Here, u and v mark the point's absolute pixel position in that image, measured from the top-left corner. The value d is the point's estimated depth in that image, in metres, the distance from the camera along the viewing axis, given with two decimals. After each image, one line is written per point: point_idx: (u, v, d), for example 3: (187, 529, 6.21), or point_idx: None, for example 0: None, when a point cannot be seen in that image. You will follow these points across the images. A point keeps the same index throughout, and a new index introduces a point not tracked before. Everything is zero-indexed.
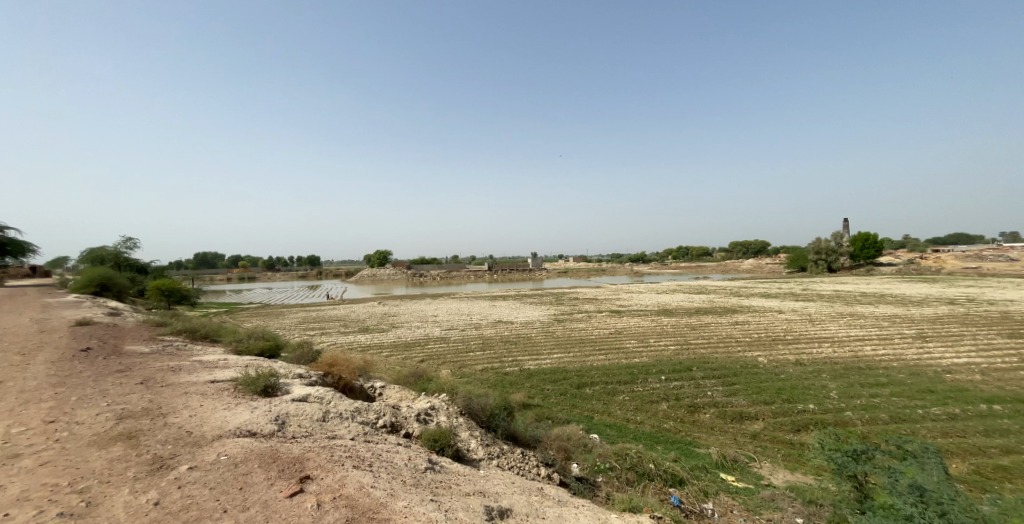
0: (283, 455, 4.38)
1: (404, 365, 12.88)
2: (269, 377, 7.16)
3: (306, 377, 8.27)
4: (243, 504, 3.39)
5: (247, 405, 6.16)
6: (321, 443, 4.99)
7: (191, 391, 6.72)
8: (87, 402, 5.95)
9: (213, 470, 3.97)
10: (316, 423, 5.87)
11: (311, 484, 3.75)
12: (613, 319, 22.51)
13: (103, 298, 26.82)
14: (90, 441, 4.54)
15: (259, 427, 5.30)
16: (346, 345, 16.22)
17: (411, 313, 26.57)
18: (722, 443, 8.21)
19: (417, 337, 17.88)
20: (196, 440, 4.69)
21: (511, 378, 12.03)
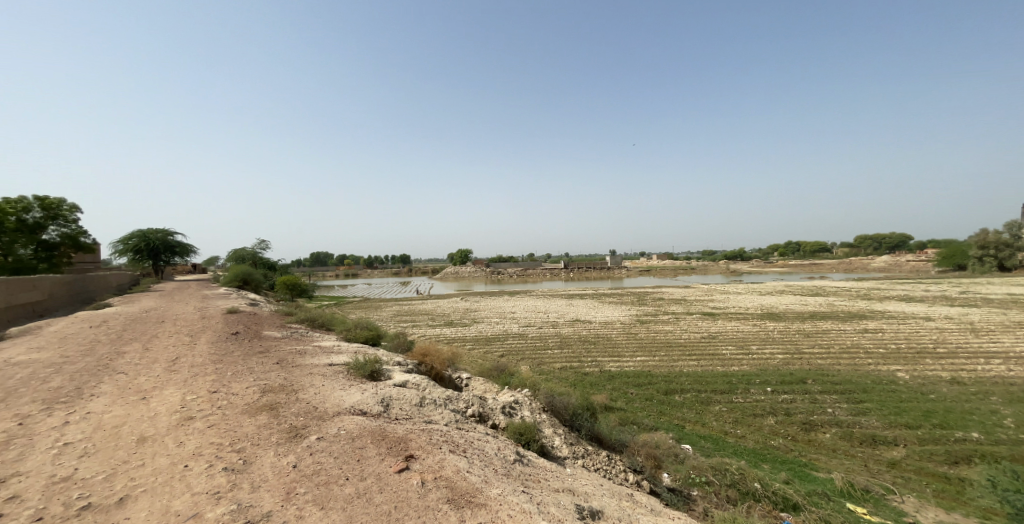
0: (389, 435, 4.90)
1: (487, 359, 13.40)
2: (374, 363, 8.03)
3: (403, 365, 9.10)
4: (360, 475, 3.87)
5: (358, 387, 7.00)
6: (420, 426, 5.47)
7: (313, 372, 7.83)
8: (240, 377, 7.29)
9: (336, 442, 4.60)
10: (414, 408, 6.44)
11: (415, 463, 4.13)
12: (704, 322, 20.77)
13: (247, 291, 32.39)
14: (245, 410, 5.57)
15: (368, 407, 5.98)
16: (435, 337, 17.40)
17: (492, 309, 27.48)
18: (848, 469, 7.11)
19: (499, 332, 18.46)
20: (321, 414, 5.47)
21: (594, 378, 11.80)
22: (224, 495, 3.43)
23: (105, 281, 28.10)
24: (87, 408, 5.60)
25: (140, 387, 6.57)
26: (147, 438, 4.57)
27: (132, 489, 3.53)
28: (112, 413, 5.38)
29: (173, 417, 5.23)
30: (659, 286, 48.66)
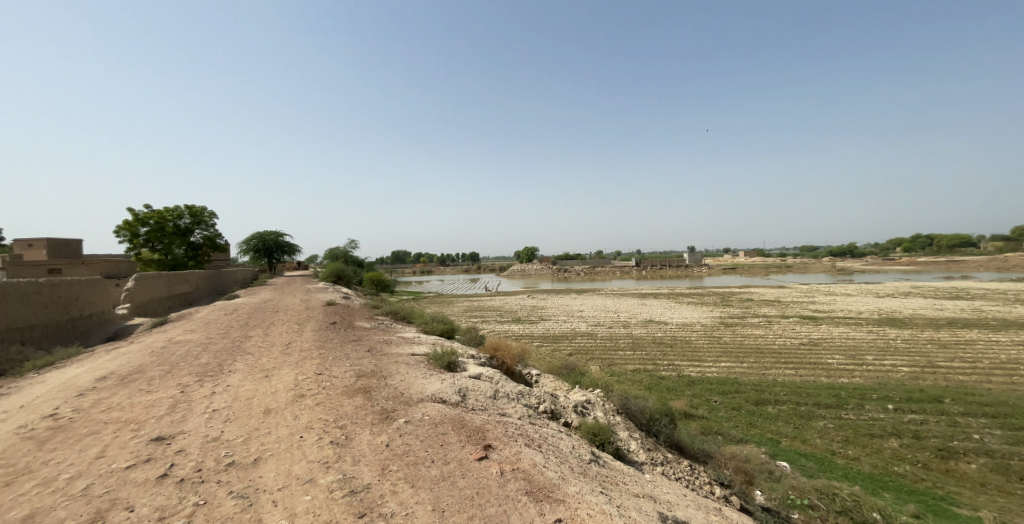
0: (468, 424, 5.16)
1: (557, 357, 13.36)
2: (450, 355, 8.47)
3: (477, 358, 9.47)
4: (444, 459, 4.14)
5: (437, 376, 7.45)
6: (495, 418, 5.67)
7: (398, 361, 8.51)
8: (338, 362, 8.18)
9: (420, 427, 4.97)
10: (489, 400, 6.69)
11: (493, 453, 4.30)
12: (802, 327, 18.50)
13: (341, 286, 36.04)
14: (344, 391, 6.25)
15: (447, 396, 6.35)
16: (505, 333, 17.80)
17: (561, 307, 27.31)
18: (1004, 510, 5.86)
19: (568, 331, 18.30)
20: (407, 400, 5.94)
21: (671, 383, 11.16)
22: (331, 465, 3.90)
23: (233, 276, 33.27)
24: (225, 381, 6.71)
25: (262, 367, 7.70)
26: (270, 411, 5.36)
27: (261, 452, 4.17)
28: (243, 387, 6.39)
29: (288, 394, 6.05)
30: (744, 286, 44.26)
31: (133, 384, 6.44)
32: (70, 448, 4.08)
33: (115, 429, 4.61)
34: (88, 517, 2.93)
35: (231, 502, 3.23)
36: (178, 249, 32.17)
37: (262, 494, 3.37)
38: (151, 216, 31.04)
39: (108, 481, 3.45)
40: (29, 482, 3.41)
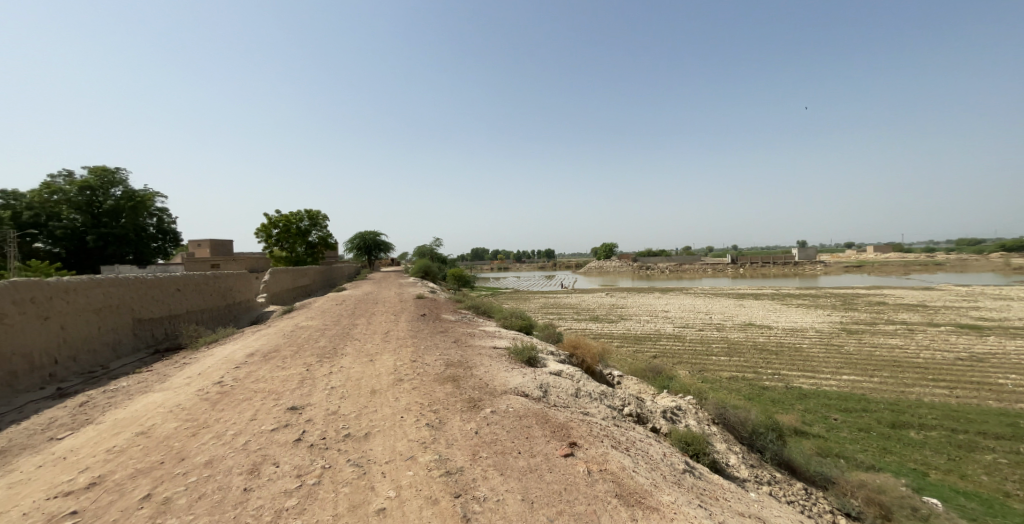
0: (551, 419, 5.20)
1: (641, 358, 12.77)
2: (532, 350, 8.60)
3: (558, 354, 9.48)
4: (530, 451, 4.23)
5: (519, 370, 7.62)
6: (579, 416, 5.64)
7: (482, 353, 8.89)
8: (429, 351, 8.82)
9: (506, 418, 5.14)
10: (572, 397, 6.66)
11: (579, 450, 4.28)
12: (955, 338, 15.19)
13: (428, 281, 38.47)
14: (435, 379, 6.72)
15: (530, 390, 6.47)
16: (585, 331, 17.52)
17: (645, 306, 25.99)
18: None
19: (652, 331, 17.37)
20: (492, 391, 6.18)
21: (777, 394, 9.96)
22: (428, 446, 4.24)
23: (340, 271, 37.74)
24: (338, 363, 7.67)
25: (366, 352, 8.63)
26: (374, 391, 5.99)
27: (370, 428, 4.69)
28: (352, 369, 7.24)
29: (389, 378, 6.70)
30: (871, 287, 37.64)
31: (270, 361, 7.68)
32: (231, 410, 5.03)
33: (260, 397, 5.56)
34: (247, 467, 3.59)
35: (349, 469, 3.69)
36: (300, 247, 38.06)
37: (372, 465, 3.80)
38: (281, 219, 37.24)
39: (258, 440, 4.18)
40: (206, 434, 4.28)
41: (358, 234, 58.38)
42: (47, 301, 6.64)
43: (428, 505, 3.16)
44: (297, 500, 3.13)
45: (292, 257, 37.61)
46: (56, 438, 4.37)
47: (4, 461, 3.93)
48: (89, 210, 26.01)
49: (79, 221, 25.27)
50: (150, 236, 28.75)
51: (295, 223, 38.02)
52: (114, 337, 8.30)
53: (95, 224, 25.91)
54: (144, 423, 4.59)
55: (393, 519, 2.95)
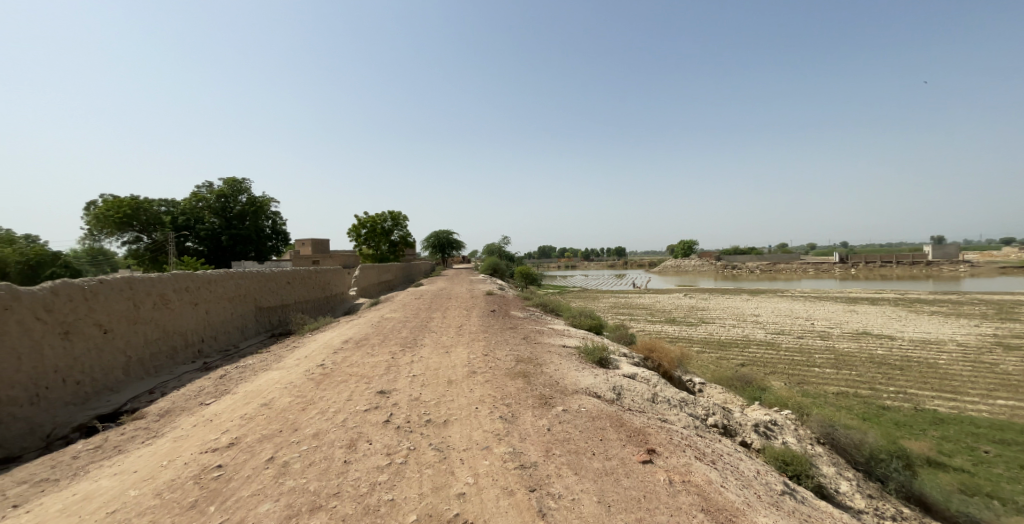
0: (627, 423, 5.02)
1: (725, 366, 11.77)
2: (603, 351, 8.37)
3: (631, 357, 9.11)
4: (605, 453, 4.13)
5: (591, 371, 7.46)
6: (656, 422, 5.37)
7: (552, 351, 8.86)
8: (500, 346, 9.03)
9: (579, 417, 5.07)
10: (647, 402, 6.36)
11: (659, 458, 4.08)
12: None
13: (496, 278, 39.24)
14: (507, 374, 6.86)
15: (602, 391, 6.30)
16: (661, 334, 16.61)
17: (730, 309, 23.86)
18: None
19: (738, 337, 15.90)
20: (563, 390, 6.14)
21: (900, 417, 8.53)
22: (502, 438, 4.35)
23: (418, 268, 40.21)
24: (418, 353, 8.20)
25: (443, 344, 9.11)
26: (451, 382, 6.30)
27: (448, 416, 4.94)
28: (430, 360, 7.70)
29: (464, 369, 7.01)
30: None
31: (360, 348, 8.48)
32: (331, 390, 5.65)
33: (354, 380, 6.17)
34: (345, 442, 4.00)
35: (431, 452, 3.93)
36: (384, 246, 41.33)
37: (452, 451, 4.01)
38: (368, 220, 40.84)
39: (354, 418, 4.64)
40: (313, 409, 4.87)
41: (433, 233, 61.78)
42: (197, 290, 8.04)
43: (505, 496, 3.24)
44: (387, 476, 3.41)
45: (378, 254, 41.05)
46: (203, 403, 5.29)
47: (170, 418, 4.86)
48: (224, 214, 31.05)
49: (217, 224, 30.34)
50: (269, 236, 33.24)
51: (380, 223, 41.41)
52: (243, 322, 9.80)
53: (228, 226, 30.87)
54: (266, 396, 5.35)
55: (473, 505, 3.08)
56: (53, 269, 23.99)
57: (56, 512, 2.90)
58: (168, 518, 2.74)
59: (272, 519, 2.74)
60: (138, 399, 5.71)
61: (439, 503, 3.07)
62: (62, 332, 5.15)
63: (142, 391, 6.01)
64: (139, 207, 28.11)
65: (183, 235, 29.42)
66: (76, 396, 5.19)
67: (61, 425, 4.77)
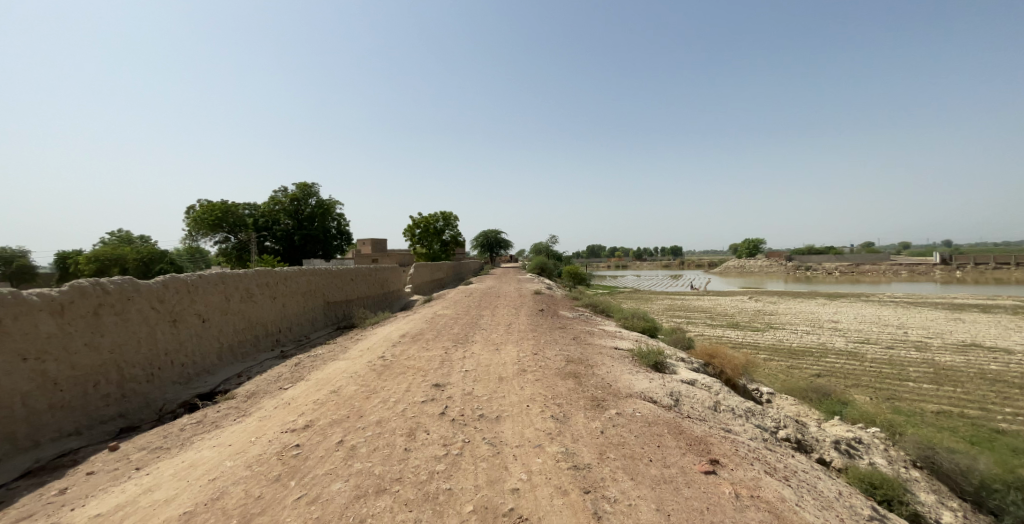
0: (686, 431, 4.78)
1: (795, 376, 10.82)
2: (658, 355, 8.03)
3: (689, 362, 8.65)
4: (663, 460, 3.95)
5: (645, 375, 7.20)
6: (718, 432, 5.06)
7: (604, 352, 8.66)
8: (550, 346, 8.98)
9: (634, 422, 4.91)
10: (708, 411, 6.02)
11: (723, 469, 3.83)
12: None
13: (545, 278, 39.12)
14: (557, 374, 6.80)
15: (658, 396, 6.05)
16: (721, 339, 15.62)
17: (801, 314, 21.88)
18: None
19: (811, 346, 14.53)
20: (617, 393, 5.97)
21: (1020, 443, 7.33)
22: (554, 437, 4.32)
23: (468, 266, 41.11)
24: (470, 349, 8.39)
25: (493, 341, 9.24)
26: (503, 379, 6.37)
27: (500, 412, 5.00)
28: (482, 356, 7.84)
29: (515, 367, 7.05)
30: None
31: (416, 342, 8.84)
32: (390, 381, 5.95)
33: (411, 372, 6.45)
34: (405, 430, 4.19)
35: (485, 446, 4.01)
36: (436, 245, 42.73)
37: (505, 446, 4.05)
38: (421, 221, 42.47)
39: (413, 409, 4.86)
40: (375, 398, 5.15)
41: (482, 233, 62.88)
42: (276, 285, 8.82)
43: (559, 495, 3.22)
44: (444, 466, 3.52)
45: (430, 254, 42.60)
46: (281, 388, 5.80)
47: (254, 400, 5.39)
48: (297, 216, 33.64)
49: (290, 225, 33.09)
50: (335, 236, 35.62)
51: (433, 223, 42.85)
52: (313, 315, 10.61)
53: (300, 227, 33.55)
54: (334, 384, 5.76)
55: (527, 501, 3.09)
56: (161, 265, 27.57)
57: (168, 476, 3.32)
58: (256, 488, 3.04)
59: (342, 498, 2.94)
60: (228, 382, 6.39)
61: (494, 496, 3.12)
62: (171, 320, 5.88)
63: (232, 374, 6.73)
64: (227, 211, 31.42)
65: (263, 236, 32.47)
66: (181, 377, 5.92)
67: (170, 401, 5.47)
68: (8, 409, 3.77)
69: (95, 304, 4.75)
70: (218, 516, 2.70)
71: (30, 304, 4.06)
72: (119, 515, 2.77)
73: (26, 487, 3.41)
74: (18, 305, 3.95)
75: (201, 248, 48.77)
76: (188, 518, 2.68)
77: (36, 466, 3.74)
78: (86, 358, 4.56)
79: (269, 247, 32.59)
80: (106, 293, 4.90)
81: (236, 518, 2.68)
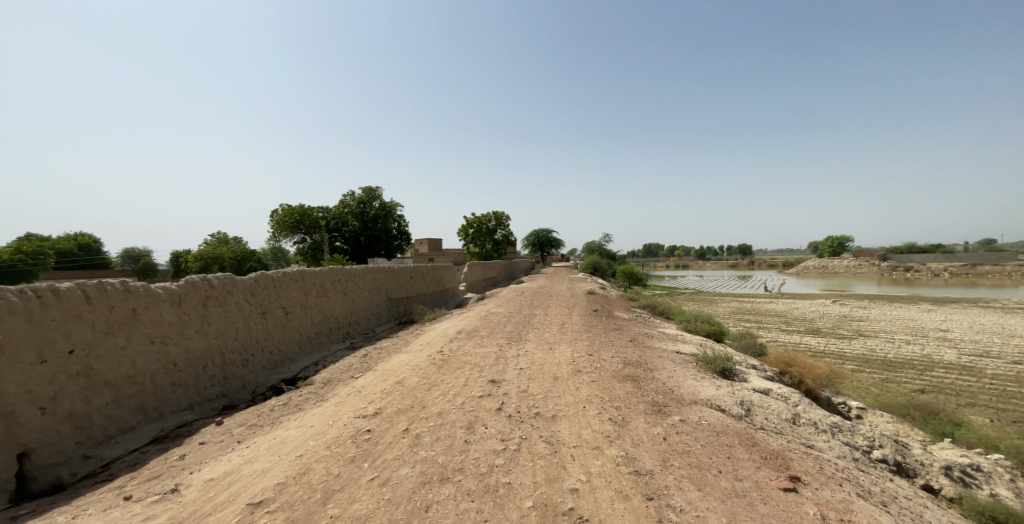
0: (760, 444, 4.42)
1: (891, 391, 9.56)
2: (726, 361, 7.51)
3: (762, 370, 7.98)
4: (734, 472, 3.68)
5: (711, 381, 6.77)
6: (798, 447, 4.61)
7: (664, 356, 8.28)
8: (605, 347, 8.75)
9: (700, 430, 4.63)
10: (785, 424, 5.51)
11: (805, 488, 3.49)
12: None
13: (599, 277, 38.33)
14: (615, 376, 6.61)
15: (727, 405, 5.66)
16: (797, 346, 14.25)
17: (897, 321, 19.28)
18: None
19: (911, 358, 12.77)
20: (680, 399, 5.67)
21: None
22: (613, 441, 4.20)
23: (520, 266, 41.30)
24: (524, 348, 8.43)
25: (547, 340, 9.20)
26: (558, 378, 6.32)
27: (556, 411, 4.96)
28: (536, 355, 7.85)
29: (570, 367, 6.97)
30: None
31: (471, 339, 9.05)
32: (449, 374, 6.16)
33: (468, 367, 6.62)
34: (464, 423, 4.31)
35: (542, 444, 4.00)
36: (488, 245, 43.48)
37: (563, 446, 4.01)
38: (475, 221, 43.53)
39: (471, 403, 4.98)
40: (436, 391, 5.35)
41: (534, 232, 62.94)
42: (347, 281, 9.49)
43: (620, 500, 3.12)
44: (503, 461, 3.56)
45: (483, 253, 43.55)
46: (352, 377, 6.23)
47: (329, 386, 5.83)
48: (363, 217, 35.97)
49: (357, 226, 35.47)
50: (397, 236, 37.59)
51: (485, 223, 43.66)
52: (378, 310, 11.28)
53: (366, 228, 35.86)
54: (398, 375, 6.07)
55: (587, 502, 3.03)
56: (250, 263, 30.88)
57: (262, 450, 3.70)
58: (335, 467, 3.29)
59: (409, 483, 3.08)
60: (307, 369, 7.00)
61: (554, 495, 3.09)
62: (261, 312, 6.54)
63: (310, 363, 7.35)
64: (304, 214, 34.36)
65: (334, 236, 35.14)
66: (268, 363, 6.58)
67: (260, 384, 6.11)
68: (140, 384, 4.42)
69: (204, 296, 5.40)
70: (304, 490, 2.95)
71: (155, 295, 4.71)
72: (224, 481, 3.12)
73: (154, 451, 3.98)
74: (146, 296, 4.59)
75: (282, 247, 53.91)
76: (279, 488, 2.96)
77: (161, 434, 4.36)
78: (197, 343, 5.21)
79: (340, 247, 35.20)
80: (211, 287, 5.54)
81: (319, 492, 2.91)
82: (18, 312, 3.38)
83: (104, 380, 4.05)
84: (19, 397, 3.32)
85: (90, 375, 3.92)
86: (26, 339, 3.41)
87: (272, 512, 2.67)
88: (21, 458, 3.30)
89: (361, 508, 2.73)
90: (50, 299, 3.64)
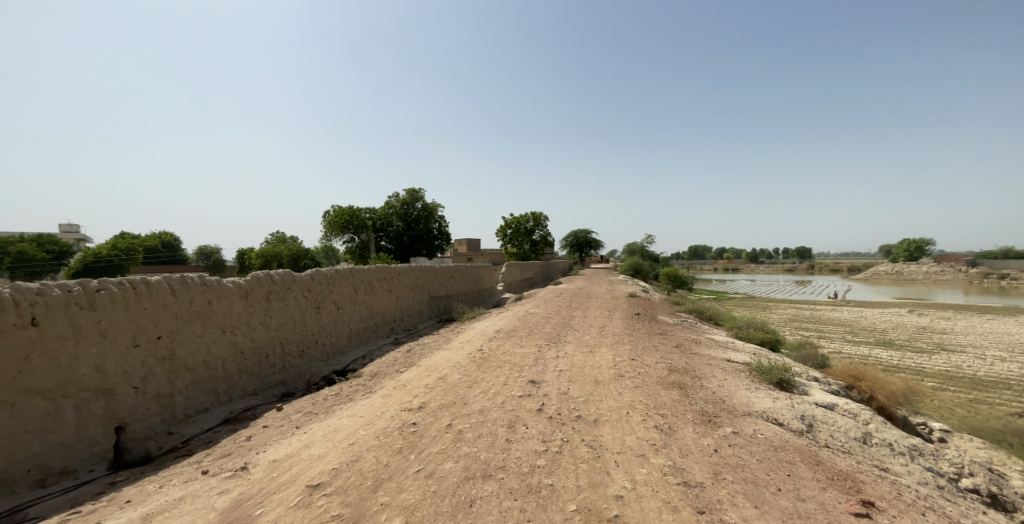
0: (825, 463, 4.07)
1: (982, 414, 8.47)
2: (784, 372, 6.99)
3: (826, 384, 7.35)
4: (797, 492, 3.41)
5: (767, 393, 6.32)
6: (870, 469, 4.21)
7: (713, 364, 7.87)
8: (649, 352, 8.45)
9: (755, 444, 4.34)
10: (854, 443, 5.04)
11: (881, 515, 3.16)
12: None
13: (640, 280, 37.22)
14: (659, 382, 6.36)
15: (786, 419, 5.25)
16: (866, 359, 12.99)
17: (988, 335, 17.13)
18: None
19: (1005, 376, 11.31)
20: (732, 410, 5.35)
21: None
22: (659, 449, 4.03)
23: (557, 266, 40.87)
24: (563, 349, 8.34)
25: (587, 343, 9.04)
26: (599, 382, 6.18)
27: (598, 415, 4.86)
28: (576, 357, 7.74)
29: (611, 371, 6.80)
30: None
31: (510, 338, 9.08)
32: (489, 373, 6.22)
33: (508, 366, 6.66)
34: (506, 422, 4.33)
35: (585, 448, 3.92)
36: (526, 245, 43.53)
37: (606, 451, 3.91)
38: (513, 222, 43.79)
39: (512, 402, 4.99)
40: (477, 388, 5.43)
41: (572, 232, 62.16)
42: (392, 280, 9.86)
43: (668, 510, 2.99)
44: (545, 462, 3.54)
45: (521, 254, 43.65)
46: (398, 371, 6.46)
47: (377, 379, 6.08)
48: (406, 218, 37.31)
49: (400, 227, 36.89)
50: (438, 236, 38.47)
51: (524, 224, 43.74)
52: (421, 307, 11.65)
53: (409, 227, 37.12)
54: (440, 371, 6.21)
55: (633, 511, 2.93)
56: (304, 261, 32.97)
57: (317, 436, 3.92)
58: (384, 457, 3.41)
59: (454, 477, 3.13)
60: (356, 362, 7.37)
61: (598, 500, 3.02)
62: (316, 307, 6.94)
63: (358, 356, 7.74)
64: (353, 215, 36.16)
65: (380, 236, 36.68)
66: (322, 355, 6.98)
67: (315, 374, 6.51)
68: (213, 369, 4.83)
69: (267, 291, 5.83)
70: (356, 476, 3.09)
71: (226, 288, 5.12)
72: (286, 463, 3.35)
73: (225, 431, 4.34)
74: (219, 290, 5.01)
75: (332, 246, 57.43)
76: (334, 473, 3.12)
77: (230, 416, 4.75)
78: (261, 334, 5.62)
79: (384, 246, 36.78)
80: (273, 282, 5.96)
81: (370, 480, 3.04)
82: (118, 301, 3.81)
83: (185, 364, 4.48)
84: (118, 377, 3.74)
85: (173, 360, 4.34)
86: (123, 325, 3.84)
87: (329, 495, 2.82)
88: (118, 430, 3.71)
89: (409, 498, 2.81)
90: (142, 290, 4.07)
